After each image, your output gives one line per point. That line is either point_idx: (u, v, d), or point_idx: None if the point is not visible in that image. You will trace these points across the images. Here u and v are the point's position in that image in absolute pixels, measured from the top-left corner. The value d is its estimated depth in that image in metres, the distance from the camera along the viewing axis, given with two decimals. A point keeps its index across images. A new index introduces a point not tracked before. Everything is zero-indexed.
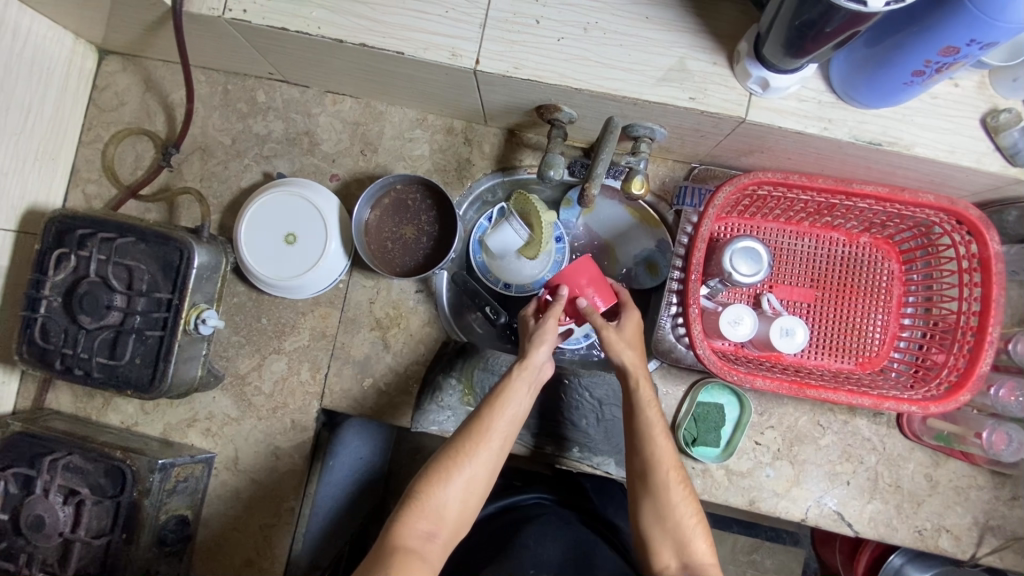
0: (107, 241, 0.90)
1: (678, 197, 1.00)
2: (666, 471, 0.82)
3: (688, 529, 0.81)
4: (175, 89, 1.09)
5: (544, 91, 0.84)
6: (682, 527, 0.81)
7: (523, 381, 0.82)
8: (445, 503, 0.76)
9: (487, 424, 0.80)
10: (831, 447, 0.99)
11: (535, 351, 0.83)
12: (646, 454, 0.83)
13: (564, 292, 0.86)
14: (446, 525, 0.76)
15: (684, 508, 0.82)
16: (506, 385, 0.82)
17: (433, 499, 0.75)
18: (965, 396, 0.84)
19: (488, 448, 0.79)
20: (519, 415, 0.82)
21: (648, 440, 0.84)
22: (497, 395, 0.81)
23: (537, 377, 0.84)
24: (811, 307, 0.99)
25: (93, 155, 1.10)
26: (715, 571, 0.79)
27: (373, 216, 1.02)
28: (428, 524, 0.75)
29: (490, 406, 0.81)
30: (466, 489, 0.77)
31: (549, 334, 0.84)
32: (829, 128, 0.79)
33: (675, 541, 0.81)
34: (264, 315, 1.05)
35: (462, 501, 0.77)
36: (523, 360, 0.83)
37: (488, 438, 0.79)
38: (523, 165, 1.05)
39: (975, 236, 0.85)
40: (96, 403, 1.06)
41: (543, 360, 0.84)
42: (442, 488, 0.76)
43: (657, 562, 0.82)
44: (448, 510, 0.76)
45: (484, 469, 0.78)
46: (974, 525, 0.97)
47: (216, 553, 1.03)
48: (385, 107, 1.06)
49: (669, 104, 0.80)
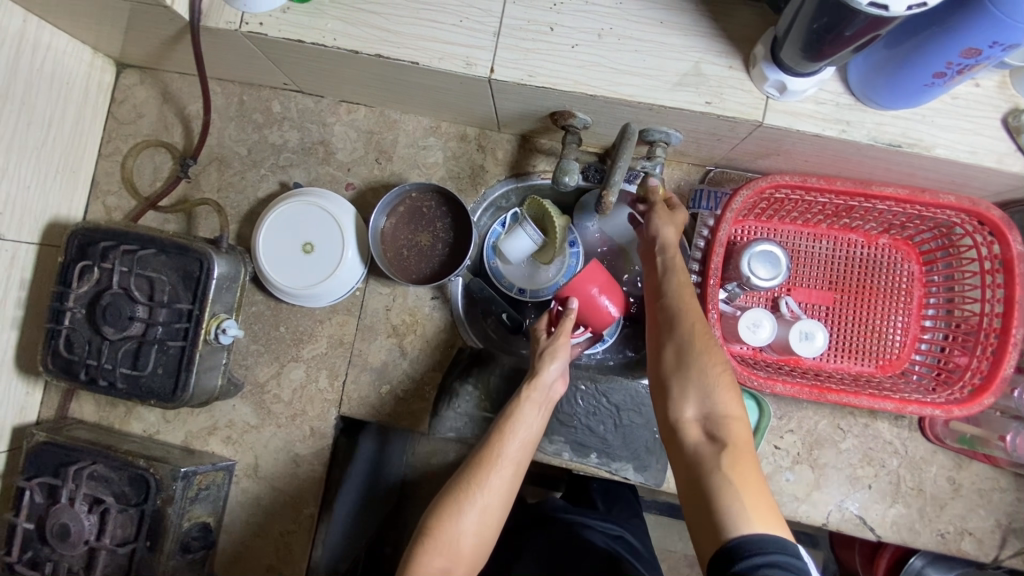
0: (129, 253, 0.92)
1: (694, 201, 0.99)
2: (693, 321, 0.75)
3: (713, 377, 0.72)
4: (192, 101, 1.10)
5: (559, 98, 0.85)
6: (706, 377, 0.72)
7: (533, 402, 0.83)
8: (459, 536, 0.74)
9: (498, 453, 0.79)
10: (851, 450, 0.98)
11: (545, 369, 0.84)
12: (674, 301, 0.77)
13: (576, 305, 0.88)
14: (463, 559, 0.74)
15: (710, 358, 0.73)
16: (517, 408, 0.82)
17: (446, 533, 0.74)
18: (989, 399, 0.84)
19: (501, 475, 0.77)
20: (531, 438, 0.82)
21: (676, 292, 0.78)
22: (508, 419, 0.82)
23: (548, 398, 0.84)
24: (830, 309, 0.98)
25: (113, 167, 1.11)
26: (739, 425, 0.70)
27: (389, 224, 1.03)
28: (444, 560, 0.74)
29: (501, 432, 0.81)
30: (480, 518, 0.75)
31: (562, 350, 0.86)
32: (847, 130, 0.79)
33: (698, 389, 0.72)
34: (282, 324, 1.06)
35: (477, 534, 0.75)
36: (532, 381, 0.84)
37: (499, 465, 0.78)
38: (537, 170, 1.06)
39: (996, 236, 0.85)
40: (119, 411, 1.08)
41: (554, 378, 0.84)
42: (454, 521, 0.74)
43: (673, 412, 0.72)
44: (464, 544, 0.74)
45: (497, 497, 0.77)
46: (998, 528, 0.95)
47: (237, 560, 1.04)
48: (399, 115, 1.07)
49: (685, 109, 0.80)
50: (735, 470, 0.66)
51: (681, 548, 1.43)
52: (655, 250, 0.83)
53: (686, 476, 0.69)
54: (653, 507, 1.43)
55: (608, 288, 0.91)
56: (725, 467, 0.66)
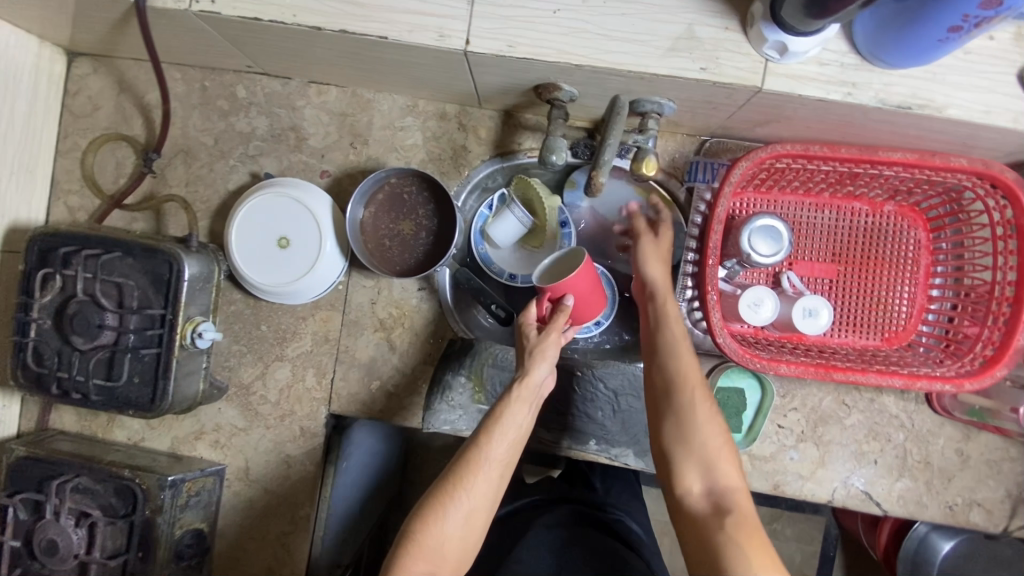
0: (92, 257, 0.86)
1: (689, 173, 0.95)
2: (693, 384, 0.73)
3: (715, 448, 0.70)
4: (150, 89, 1.03)
5: (542, 69, 0.78)
6: (709, 447, 0.70)
7: (522, 400, 0.79)
8: (444, 539, 0.72)
9: (484, 454, 0.76)
10: (856, 426, 0.96)
11: (536, 366, 0.80)
12: (672, 361, 0.75)
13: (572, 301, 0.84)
14: (448, 562, 0.73)
15: (711, 425, 0.71)
16: (505, 405, 0.79)
17: (432, 537, 0.72)
18: (1001, 371, 0.80)
19: (487, 477, 0.75)
20: (520, 436, 0.79)
21: (672, 352, 0.75)
22: (496, 416, 0.78)
23: (538, 394, 0.81)
24: (833, 283, 0.94)
25: (72, 165, 1.04)
26: (745, 497, 0.69)
27: (368, 213, 0.97)
28: (427, 566, 0.71)
29: (488, 431, 0.77)
30: (467, 521, 0.74)
31: (551, 348, 0.82)
32: (853, 93, 0.73)
33: (700, 460, 0.70)
34: (264, 322, 1.01)
35: (462, 536, 0.73)
36: (523, 378, 0.80)
37: (485, 467, 0.75)
38: (523, 148, 0.99)
39: (1010, 200, 0.80)
40: (101, 420, 1.04)
41: (544, 375, 0.81)
42: (441, 524, 0.72)
43: (678, 487, 0.70)
44: (449, 546, 0.72)
45: (483, 500, 0.75)
46: (1006, 498, 0.94)
47: (234, 563, 1.02)
48: (373, 95, 1.00)
49: (678, 76, 0.74)
50: (748, 543, 0.64)
51: None
52: (646, 294, 0.82)
53: (693, 552, 0.67)
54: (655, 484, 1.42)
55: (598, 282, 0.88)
56: (738, 538, 0.64)
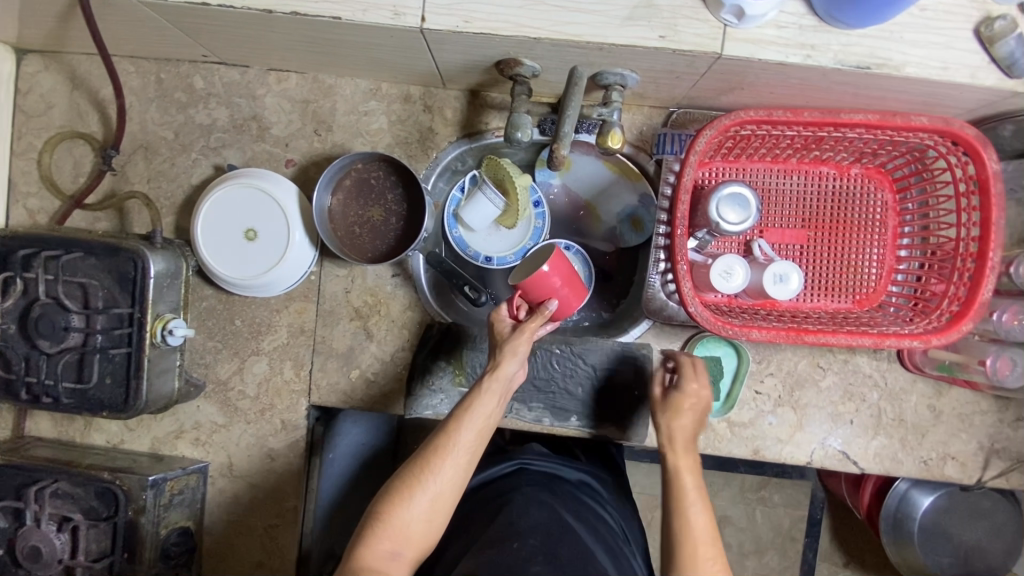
0: (52, 259, 0.85)
1: (657, 146, 0.95)
2: (696, 543, 0.71)
3: None
4: (104, 84, 1.00)
5: (500, 45, 0.77)
6: None
7: (493, 390, 0.80)
8: (409, 520, 0.74)
9: (454, 439, 0.77)
10: (832, 388, 0.97)
11: (508, 360, 0.81)
12: (675, 517, 0.73)
13: (554, 306, 0.82)
14: (412, 544, 0.74)
15: None
16: (474, 397, 0.80)
17: (398, 517, 0.73)
18: (967, 325, 0.81)
19: (454, 463, 0.77)
20: (490, 424, 0.80)
21: (680, 507, 0.74)
22: (465, 406, 0.80)
23: (508, 386, 0.82)
24: (804, 248, 0.95)
25: (28, 166, 1.01)
26: None
27: (336, 201, 0.96)
28: (392, 544, 0.73)
29: (458, 419, 0.79)
30: (432, 504, 0.75)
31: (522, 346, 0.81)
32: (812, 55, 0.73)
33: None
34: (237, 316, 1.00)
35: (427, 519, 0.75)
36: (494, 370, 0.81)
37: (453, 453, 0.77)
38: (490, 128, 0.98)
39: (971, 156, 0.80)
40: (78, 425, 1.02)
41: (515, 369, 0.82)
42: (406, 505, 0.74)
43: None
44: (414, 527, 0.74)
45: (449, 485, 0.76)
46: (979, 450, 0.96)
47: (223, 559, 1.02)
48: (334, 80, 0.98)
49: (637, 45, 0.73)
50: None
51: None
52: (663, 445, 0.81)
53: None
54: (643, 458, 1.44)
55: (575, 276, 0.85)
56: None
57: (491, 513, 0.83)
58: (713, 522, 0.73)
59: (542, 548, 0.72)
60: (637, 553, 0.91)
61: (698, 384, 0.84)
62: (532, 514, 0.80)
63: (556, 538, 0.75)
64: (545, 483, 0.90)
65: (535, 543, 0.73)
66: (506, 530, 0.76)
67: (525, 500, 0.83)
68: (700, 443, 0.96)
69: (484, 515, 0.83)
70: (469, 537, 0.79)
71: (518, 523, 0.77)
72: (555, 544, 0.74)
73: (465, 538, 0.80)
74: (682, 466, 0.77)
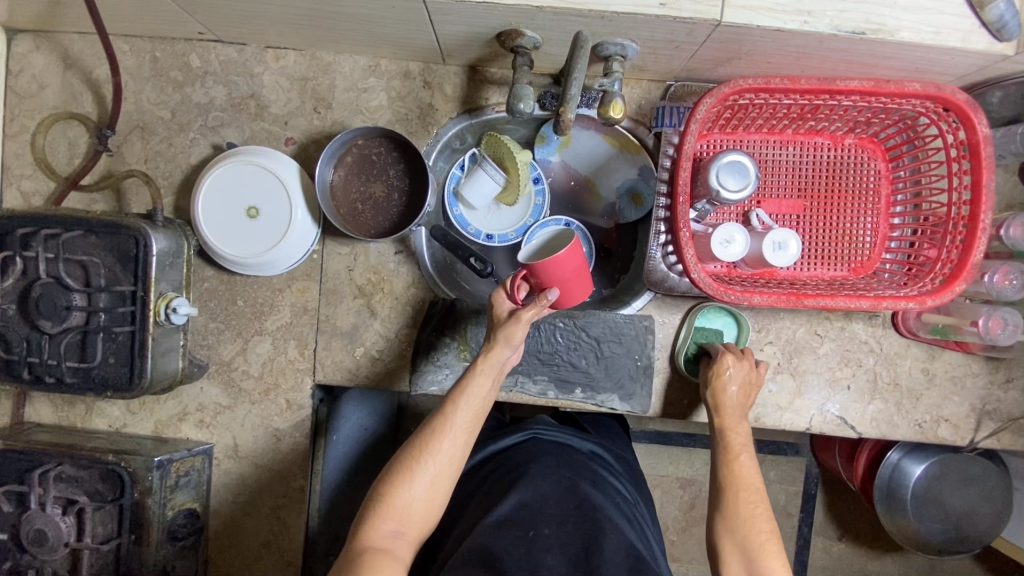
0: (52, 238, 0.84)
1: (656, 119, 0.95)
2: (736, 486, 0.77)
3: (756, 542, 0.73)
4: (98, 63, 0.99)
5: (503, 15, 0.77)
6: (753, 540, 0.73)
7: (486, 372, 0.82)
8: (410, 500, 0.76)
9: (450, 420, 0.79)
10: (829, 354, 0.99)
11: (501, 345, 0.82)
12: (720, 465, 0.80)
13: (555, 294, 0.82)
14: (415, 523, 0.76)
15: (756, 522, 0.74)
16: (468, 378, 0.82)
17: (399, 497, 0.76)
18: (960, 286, 0.83)
19: (451, 443, 0.79)
20: (484, 405, 0.82)
21: (724, 459, 0.80)
22: (460, 388, 0.81)
23: (501, 368, 0.83)
24: (800, 218, 0.97)
25: (21, 148, 1.00)
26: None
27: (338, 176, 0.97)
28: (394, 525, 0.75)
29: (453, 400, 0.81)
30: (432, 484, 0.77)
31: (518, 334, 0.81)
32: (809, 21, 0.74)
33: (744, 554, 0.73)
34: (239, 297, 1.00)
35: (428, 498, 0.77)
36: (488, 352, 0.82)
37: (450, 433, 0.79)
38: (490, 103, 0.99)
39: (962, 121, 0.82)
40: (79, 409, 1.01)
41: (509, 353, 0.83)
42: (407, 486, 0.76)
43: None
44: (415, 508, 0.76)
45: (447, 465, 0.78)
46: (971, 412, 0.99)
47: (231, 541, 1.02)
48: (332, 57, 0.98)
49: (639, 13, 0.74)
50: None
51: (671, 472, 1.47)
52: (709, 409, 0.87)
53: None
54: (642, 437, 1.45)
55: (584, 271, 0.84)
56: None
57: (508, 483, 0.82)
58: (756, 471, 0.79)
59: (556, 539, 0.71)
60: (646, 514, 0.93)
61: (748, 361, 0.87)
62: (545, 493, 0.78)
63: (570, 522, 0.74)
64: (555, 456, 0.89)
65: (549, 532, 0.72)
66: (519, 514, 0.74)
67: (536, 476, 0.81)
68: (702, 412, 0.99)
69: (494, 492, 0.82)
70: (479, 514, 0.79)
71: (531, 504, 0.76)
72: (569, 531, 0.72)
73: (474, 515, 0.79)
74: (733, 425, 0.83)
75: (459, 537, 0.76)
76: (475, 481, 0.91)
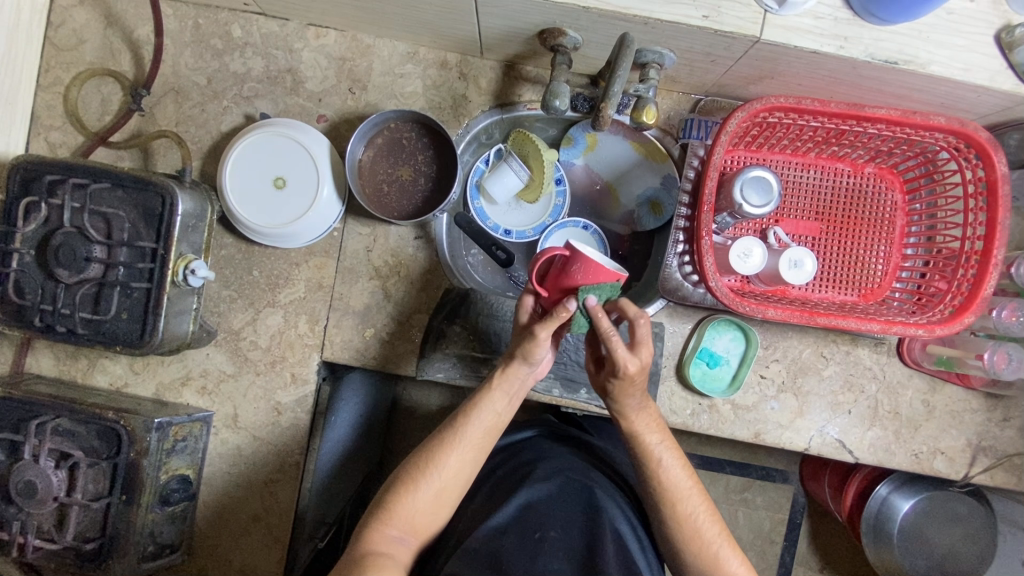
0: (80, 187, 0.84)
1: (683, 130, 0.98)
2: (661, 481, 0.78)
3: (708, 534, 0.76)
4: (141, 24, 1.00)
5: (549, 12, 0.79)
6: (701, 537, 0.76)
7: (501, 388, 0.81)
8: (416, 508, 0.76)
9: (460, 435, 0.79)
10: (833, 377, 1.00)
11: (518, 360, 0.81)
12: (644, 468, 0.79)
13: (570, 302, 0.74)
14: (420, 530, 0.77)
15: (707, 520, 0.77)
16: (485, 392, 0.81)
17: (405, 505, 0.75)
18: (969, 318, 0.84)
19: (460, 457, 0.78)
20: (497, 421, 0.81)
21: (645, 455, 0.79)
22: (475, 402, 0.81)
23: (519, 384, 0.83)
24: (816, 239, 0.99)
25: (54, 100, 1.00)
26: None
27: (367, 155, 1.00)
28: (399, 531, 0.75)
29: (466, 416, 0.80)
30: (439, 495, 0.77)
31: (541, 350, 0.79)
32: (845, 46, 0.77)
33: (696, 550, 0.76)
34: (255, 267, 1.00)
35: (434, 508, 0.77)
36: (506, 367, 0.82)
37: (460, 448, 0.79)
38: (523, 100, 1.01)
39: (982, 159, 0.84)
40: (81, 364, 1.01)
41: (526, 369, 0.82)
42: (413, 495, 0.76)
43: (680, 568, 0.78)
44: (421, 517, 0.76)
45: (454, 478, 0.78)
46: (968, 447, 1.00)
47: (220, 512, 1.01)
48: (372, 40, 0.99)
49: (681, 23, 0.76)
50: None
51: None
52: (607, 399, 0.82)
53: None
54: None
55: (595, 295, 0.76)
56: None
57: (513, 482, 0.82)
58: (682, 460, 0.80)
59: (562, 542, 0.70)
60: None
61: (640, 365, 0.74)
62: (549, 493, 0.77)
63: (577, 525, 0.74)
64: (560, 455, 0.88)
65: (555, 535, 0.70)
66: (522, 515, 0.73)
67: (542, 476, 0.81)
68: (704, 423, 0.99)
69: (500, 490, 0.81)
70: (483, 513, 0.77)
71: (535, 505, 0.75)
72: (573, 534, 0.72)
73: (480, 511, 0.79)
74: (633, 429, 0.80)
75: (461, 533, 0.76)
76: (482, 475, 0.91)
